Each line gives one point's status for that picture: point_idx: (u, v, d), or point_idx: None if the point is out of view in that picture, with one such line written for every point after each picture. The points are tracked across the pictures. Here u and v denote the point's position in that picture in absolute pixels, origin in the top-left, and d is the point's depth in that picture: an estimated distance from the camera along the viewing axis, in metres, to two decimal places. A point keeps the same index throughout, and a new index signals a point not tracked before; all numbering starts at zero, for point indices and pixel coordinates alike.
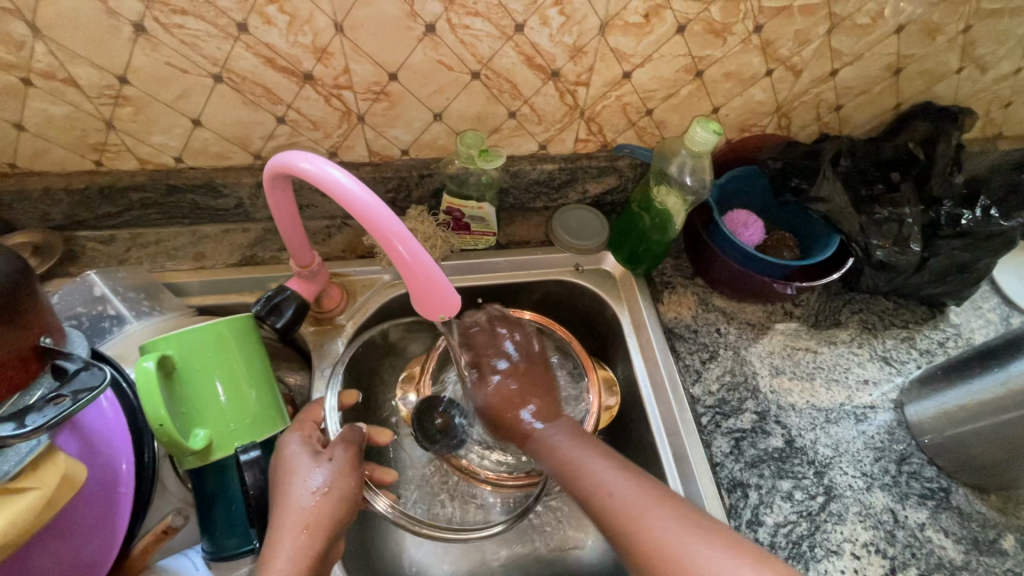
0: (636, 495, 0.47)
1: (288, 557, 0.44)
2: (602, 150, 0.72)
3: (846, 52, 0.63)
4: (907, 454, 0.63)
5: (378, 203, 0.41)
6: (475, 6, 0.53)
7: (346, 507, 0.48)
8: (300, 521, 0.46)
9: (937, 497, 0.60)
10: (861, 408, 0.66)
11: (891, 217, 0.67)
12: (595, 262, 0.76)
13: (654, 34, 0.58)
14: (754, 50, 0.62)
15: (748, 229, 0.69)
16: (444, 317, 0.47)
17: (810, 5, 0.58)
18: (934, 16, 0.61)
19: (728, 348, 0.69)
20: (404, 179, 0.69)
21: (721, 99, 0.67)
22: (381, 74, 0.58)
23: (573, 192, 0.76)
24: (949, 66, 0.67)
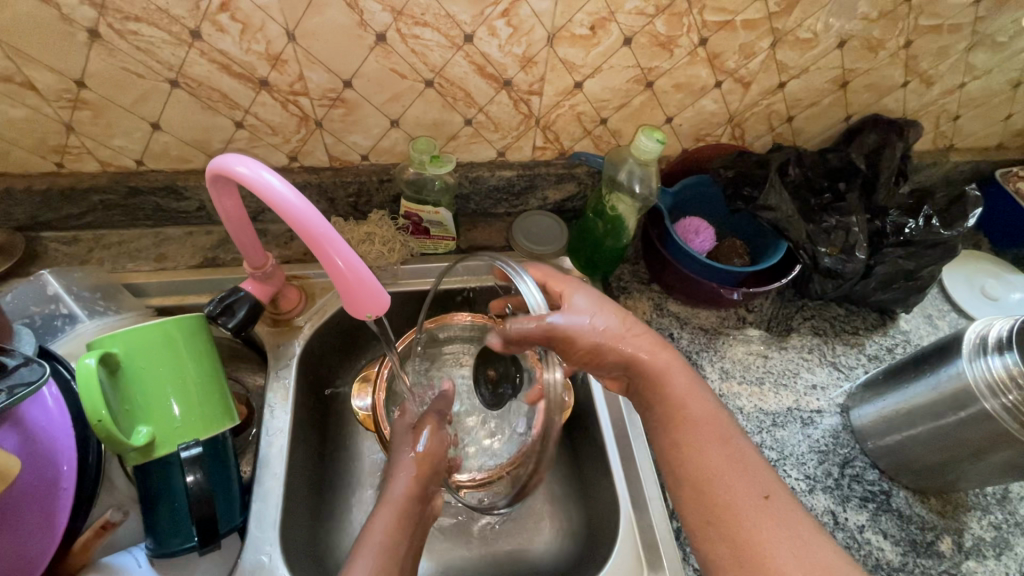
0: (749, 482, 0.46)
1: (381, 526, 0.50)
2: (560, 157, 0.73)
3: (791, 65, 0.65)
4: (851, 457, 0.64)
5: (306, 207, 0.43)
6: (423, 16, 0.55)
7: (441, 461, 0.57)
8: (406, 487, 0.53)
9: (878, 500, 0.62)
10: (808, 412, 0.67)
11: (840, 225, 0.70)
12: (553, 267, 0.76)
13: (602, 46, 0.60)
14: (702, 62, 0.63)
15: (699, 236, 0.70)
16: (375, 317, 0.49)
17: (752, 20, 0.60)
18: (874, 32, 0.63)
19: (681, 353, 0.70)
20: (364, 184, 0.71)
21: (674, 109, 0.68)
22: (336, 81, 0.59)
23: (533, 199, 0.78)
24: (894, 80, 0.69)
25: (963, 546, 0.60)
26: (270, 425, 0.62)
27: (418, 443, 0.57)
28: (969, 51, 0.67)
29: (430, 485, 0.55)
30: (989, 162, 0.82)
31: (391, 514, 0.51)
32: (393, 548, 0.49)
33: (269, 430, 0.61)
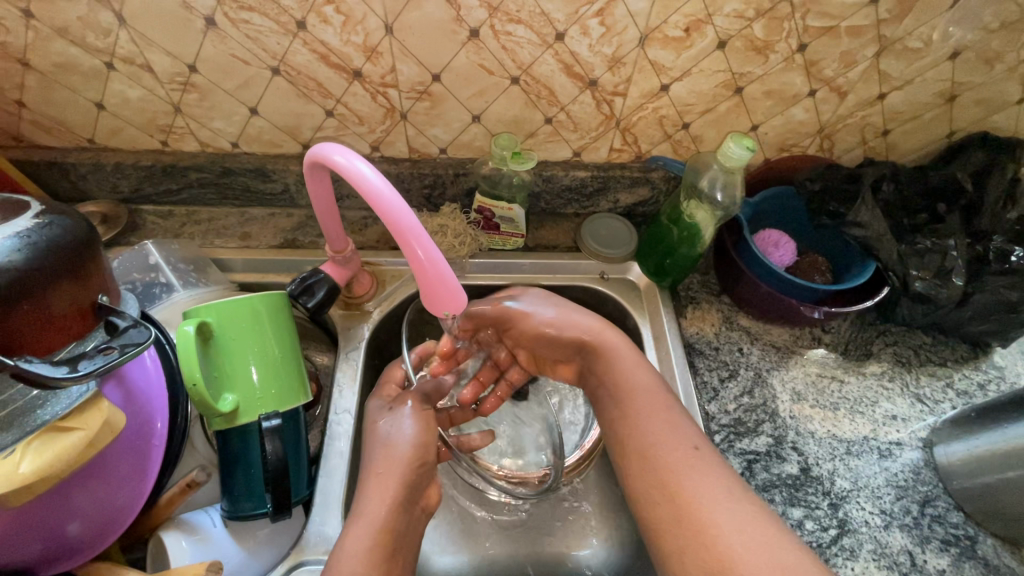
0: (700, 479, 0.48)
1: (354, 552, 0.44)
2: (635, 161, 0.72)
3: (895, 76, 0.62)
4: (932, 497, 0.60)
5: (397, 199, 0.43)
6: (518, 13, 0.55)
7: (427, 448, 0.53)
8: (383, 499, 0.48)
9: (962, 545, 0.57)
10: (885, 444, 0.63)
11: (935, 248, 0.65)
12: (621, 271, 0.76)
13: (694, 48, 0.59)
14: (797, 69, 0.61)
15: (778, 249, 0.67)
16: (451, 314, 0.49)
17: (857, 26, 0.57)
18: (992, 43, 0.59)
19: (750, 369, 0.68)
20: (439, 176, 0.72)
21: (761, 117, 0.66)
22: (425, 74, 0.61)
23: (604, 202, 0.77)
24: (1009, 96, 0.64)
25: None
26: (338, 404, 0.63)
27: (407, 429, 0.53)
28: None
29: (418, 482, 0.51)
30: None
31: (373, 528, 0.46)
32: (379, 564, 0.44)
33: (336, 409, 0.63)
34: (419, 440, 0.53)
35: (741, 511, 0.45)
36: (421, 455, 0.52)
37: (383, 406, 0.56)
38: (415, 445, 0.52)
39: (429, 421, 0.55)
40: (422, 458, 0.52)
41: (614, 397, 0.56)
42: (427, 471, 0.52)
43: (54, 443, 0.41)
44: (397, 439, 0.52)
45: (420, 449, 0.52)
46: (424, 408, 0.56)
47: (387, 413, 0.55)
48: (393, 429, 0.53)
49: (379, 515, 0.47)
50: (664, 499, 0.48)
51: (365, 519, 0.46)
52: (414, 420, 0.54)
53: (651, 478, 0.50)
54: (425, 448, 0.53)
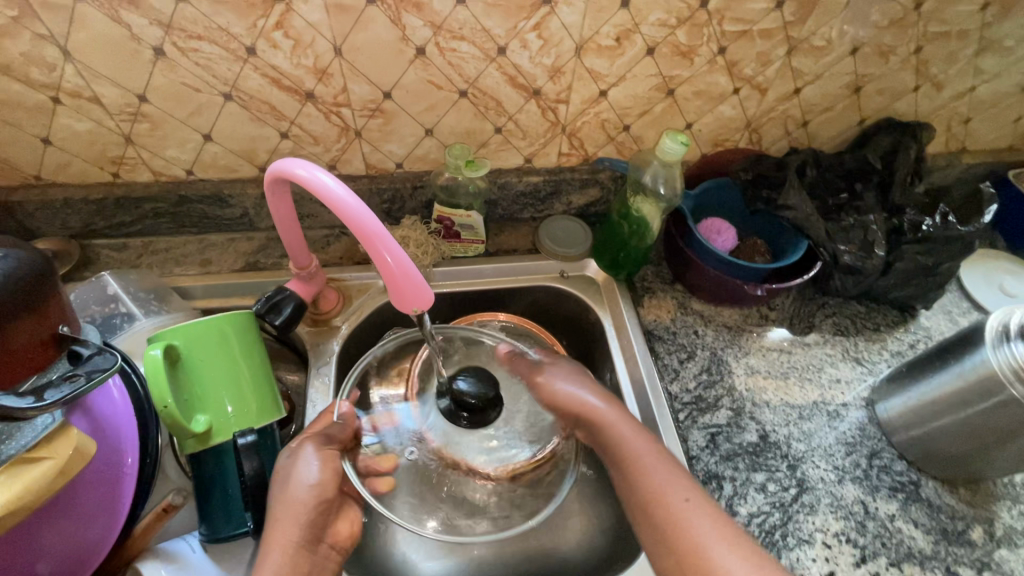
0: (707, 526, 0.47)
1: None
2: (584, 164, 0.77)
3: (806, 71, 0.69)
4: (878, 449, 0.65)
5: (359, 204, 0.44)
6: (460, 31, 0.58)
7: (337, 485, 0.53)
8: (285, 539, 0.49)
9: (907, 490, 0.62)
10: (833, 406, 0.68)
11: (857, 224, 0.72)
12: (579, 269, 0.80)
13: (626, 55, 0.64)
14: (720, 70, 0.67)
15: (721, 235, 0.72)
16: (418, 310, 0.50)
17: (768, 29, 0.63)
18: (884, 39, 0.66)
19: (706, 350, 0.72)
20: (398, 190, 0.74)
21: (694, 115, 0.72)
22: (376, 92, 0.63)
23: (558, 204, 0.81)
24: (906, 85, 0.72)
25: (995, 535, 0.60)
26: (312, 420, 0.64)
27: (311, 473, 0.52)
28: (977, 56, 0.71)
29: (322, 520, 0.52)
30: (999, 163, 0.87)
31: (280, 563, 0.48)
32: None
33: (312, 425, 0.64)
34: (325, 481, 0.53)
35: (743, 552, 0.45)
36: (321, 498, 0.52)
37: (291, 447, 0.54)
38: (322, 485, 0.52)
39: (335, 463, 0.54)
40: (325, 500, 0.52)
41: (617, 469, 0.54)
42: (329, 509, 0.53)
43: (22, 474, 0.40)
44: (296, 481, 0.52)
45: (325, 488, 0.52)
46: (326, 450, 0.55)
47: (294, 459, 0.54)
48: (294, 473, 0.52)
49: (288, 548, 0.48)
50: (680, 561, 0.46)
51: (275, 553, 0.48)
52: (318, 462, 0.53)
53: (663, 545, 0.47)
54: (327, 496, 0.52)
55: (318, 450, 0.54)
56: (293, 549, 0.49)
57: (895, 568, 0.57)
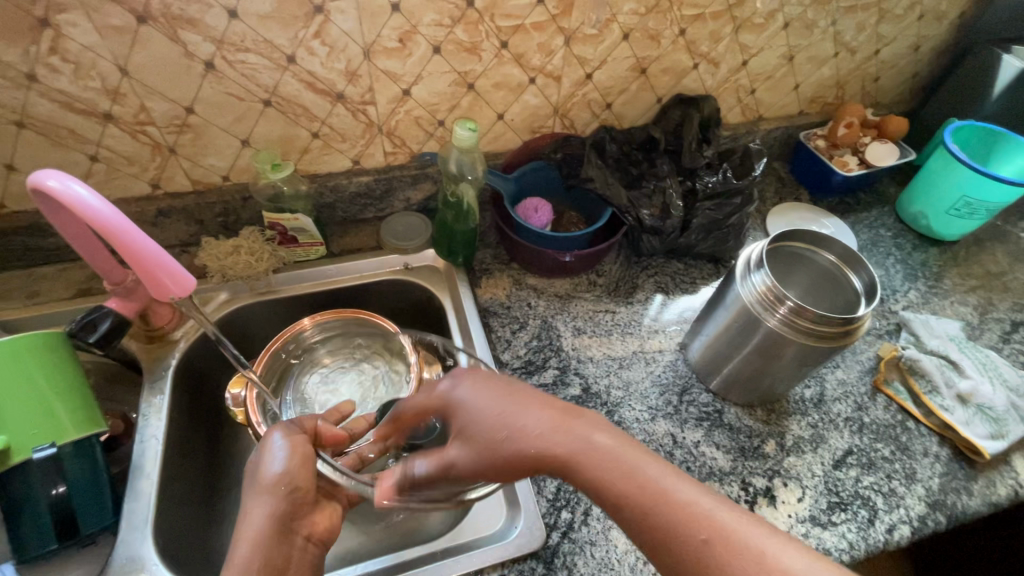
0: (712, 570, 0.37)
1: None
2: (412, 160, 0.82)
3: (590, 58, 0.77)
4: (688, 386, 0.72)
5: (108, 210, 0.47)
6: (243, 43, 0.62)
7: (309, 469, 0.50)
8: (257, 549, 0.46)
9: (712, 418, 0.69)
10: (650, 353, 0.75)
11: (655, 190, 0.80)
12: (420, 259, 0.84)
13: (415, 55, 0.69)
14: (510, 63, 0.74)
15: (536, 213, 0.79)
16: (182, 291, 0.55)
17: (540, 22, 0.70)
18: (649, 24, 0.75)
19: (538, 318, 0.78)
20: (229, 203, 0.77)
21: (501, 106, 0.79)
22: (177, 108, 0.66)
23: (397, 201, 0.86)
24: (684, 64, 0.82)
25: (785, 445, 0.68)
26: (145, 430, 0.64)
27: (279, 460, 0.50)
28: (737, 33, 0.81)
29: (294, 510, 0.49)
30: (792, 127, 0.99)
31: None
32: None
33: (144, 434, 0.64)
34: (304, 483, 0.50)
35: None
36: (290, 487, 0.49)
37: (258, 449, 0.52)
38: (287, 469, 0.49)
39: (300, 453, 0.51)
40: (293, 491, 0.49)
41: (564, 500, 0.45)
42: (304, 500, 0.50)
43: None
44: (275, 471, 0.49)
45: (286, 484, 0.49)
46: (293, 436, 0.52)
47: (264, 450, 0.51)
48: (261, 467, 0.50)
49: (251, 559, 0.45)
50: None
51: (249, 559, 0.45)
52: (284, 452, 0.50)
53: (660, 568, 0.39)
54: (296, 488, 0.49)
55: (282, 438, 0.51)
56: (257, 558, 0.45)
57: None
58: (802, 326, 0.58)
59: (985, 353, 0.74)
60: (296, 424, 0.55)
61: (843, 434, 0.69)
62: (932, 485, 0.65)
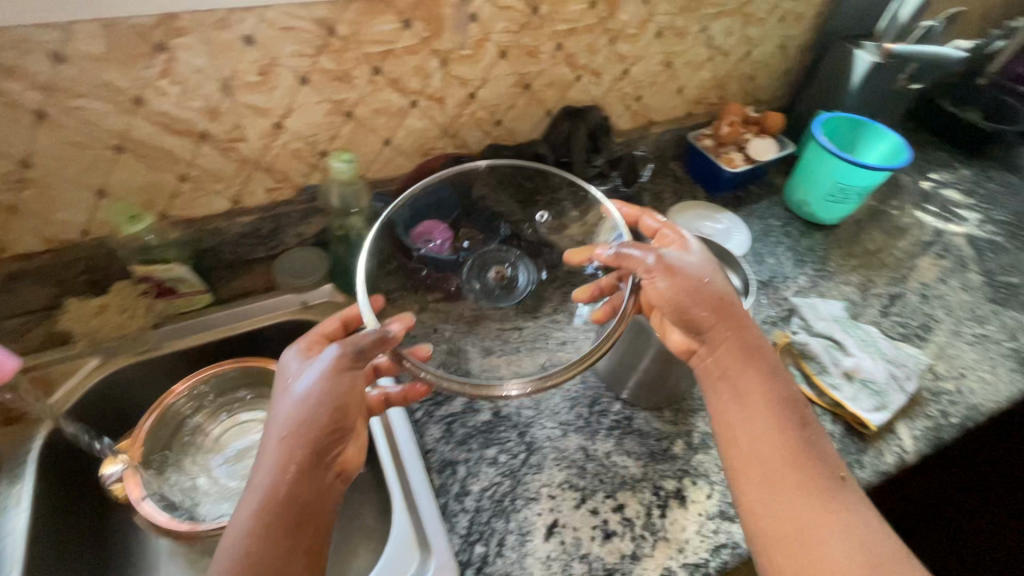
0: (810, 512, 0.52)
1: (233, 535, 0.47)
2: (299, 194, 0.78)
3: (470, 77, 0.76)
4: (598, 396, 0.73)
5: None
6: (77, 88, 0.57)
7: (322, 411, 0.52)
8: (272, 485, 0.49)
9: (622, 425, 0.70)
10: (558, 367, 0.75)
11: (553, 203, 0.81)
12: (320, 295, 0.81)
13: (281, 87, 0.66)
14: (386, 87, 0.72)
15: (436, 237, 0.78)
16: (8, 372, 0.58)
17: (411, 46, 0.69)
18: (525, 41, 0.76)
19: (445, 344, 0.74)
20: (90, 260, 0.70)
21: (386, 131, 0.77)
22: (9, 163, 0.59)
23: (290, 237, 0.82)
24: (566, 76, 0.84)
25: (693, 443, 0.69)
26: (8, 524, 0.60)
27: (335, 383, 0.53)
28: (613, 44, 0.83)
29: (324, 445, 0.52)
30: (680, 128, 1.04)
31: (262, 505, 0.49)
32: (257, 537, 0.48)
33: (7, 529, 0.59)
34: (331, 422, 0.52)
35: (840, 527, 0.51)
36: (326, 406, 0.52)
37: (296, 359, 0.58)
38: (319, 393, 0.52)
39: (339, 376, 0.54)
40: (314, 416, 0.52)
41: (729, 394, 0.58)
42: (320, 441, 0.51)
43: None
44: (329, 394, 0.53)
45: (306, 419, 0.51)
46: (340, 358, 0.54)
47: (301, 370, 0.56)
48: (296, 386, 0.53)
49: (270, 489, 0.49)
50: (781, 533, 0.51)
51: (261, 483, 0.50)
52: (321, 376, 0.53)
53: (759, 481, 0.54)
54: (318, 420, 0.52)
55: (340, 358, 0.54)
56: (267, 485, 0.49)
57: (613, 501, 0.63)
58: (681, 323, 0.60)
59: (864, 329, 0.81)
60: (358, 351, 0.55)
61: None
62: None
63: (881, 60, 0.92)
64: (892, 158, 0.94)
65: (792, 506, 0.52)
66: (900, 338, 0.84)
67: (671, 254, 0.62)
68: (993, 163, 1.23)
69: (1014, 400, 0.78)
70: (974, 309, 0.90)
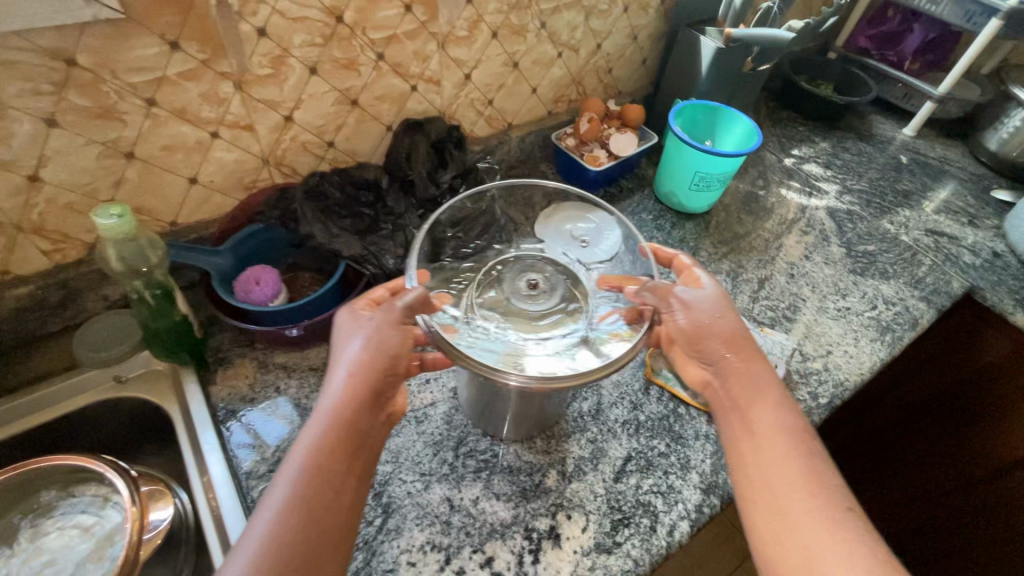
0: (815, 531, 0.47)
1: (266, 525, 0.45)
2: (91, 252, 0.66)
3: (279, 99, 0.67)
4: (464, 436, 0.68)
5: None
6: None
7: (387, 355, 0.55)
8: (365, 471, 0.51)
9: (490, 465, 0.65)
10: (419, 411, 0.69)
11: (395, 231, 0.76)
12: (137, 367, 0.71)
13: (21, 136, 0.54)
14: (172, 120, 0.62)
15: (258, 286, 0.68)
16: None
17: (189, 71, 0.59)
18: (336, 54, 0.68)
19: (287, 403, 0.68)
20: None
21: (188, 169, 0.66)
22: None
23: (90, 300, 0.70)
24: (399, 87, 0.76)
25: (566, 472, 0.65)
26: None
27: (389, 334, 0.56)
28: (445, 49, 0.76)
29: (384, 388, 0.55)
30: (541, 129, 0.99)
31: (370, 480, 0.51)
32: (297, 527, 0.45)
33: None
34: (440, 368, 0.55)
35: (836, 543, 0.46)
36: (372, 360, 0.54)
37: (347, 316, 0.59)
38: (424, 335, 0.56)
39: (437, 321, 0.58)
40: (383, 361, 0.55)
41: (739, 425, 0.56)
42: (393, 380, 0.56)
43: None
44: (368, 353, 0.55)
45: (355, 393, 0.53)
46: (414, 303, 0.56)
47: (355, 321, 0.58)
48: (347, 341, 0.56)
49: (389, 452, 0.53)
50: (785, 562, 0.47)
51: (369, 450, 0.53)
52: (360, 340, 0.56)
53: (763, 505, 0.50)
54: (385, 346, 0.55)
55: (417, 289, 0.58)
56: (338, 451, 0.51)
57: (484, 555, 0.58)
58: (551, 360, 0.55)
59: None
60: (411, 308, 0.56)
61: (622, 441, 0.69)
62: (705, 468, 0.67)
63: (723, 45, 0.92)
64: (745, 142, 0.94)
65: (784, 535, 0.48)
66: (769, 321, 0.85)
67: (685, 292, 0.62)
68: (849, 131, 1.28)
69: (875, 370, 0.80)
70: (838, 282, 0.93)
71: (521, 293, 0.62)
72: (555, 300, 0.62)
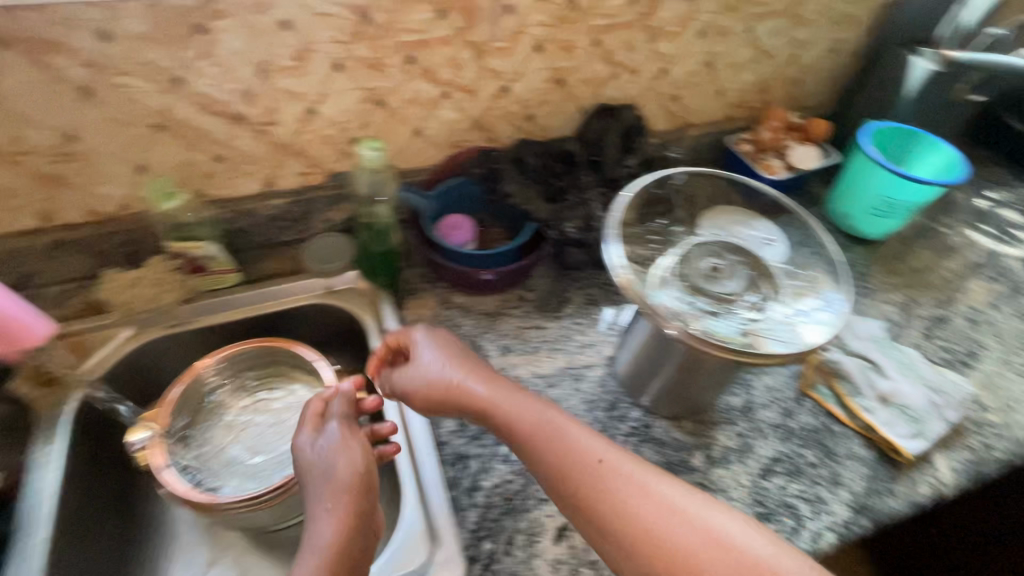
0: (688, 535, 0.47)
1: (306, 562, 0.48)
2: (328, 180, 0.79)
3: (504, 70, 0.76)
4: (616, 401, 0.71)
5: None
6: (121, 66, 0.58)
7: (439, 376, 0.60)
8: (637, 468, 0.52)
9: (641, 433, 0.68)
10: (578, 368, 0.74)
11: (579, 202, 0.78)
12: (344, 281, 0.82)
13: (315, 74, 0.66)
14: (419, 78, 0.72)
15: (458, 231, 0.77)
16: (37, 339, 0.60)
17: (446, 36, 0.69)
18: (559, 35, 0.74)
19: (465, 338, 0.76)
20: (135, 232, 0.74)
21: (417, 121, 0.77)
22: (58, 137, 0.62)
23: (318, 222, 0.83)
24: (602, 73, 0.82)
25: (712, 457, 0.67)
26: (36, 485, 0.61)
27: (342, 458, 0.55)
28: (653, 43, 0.81)
29: (365, 504, 0.53)
30: (719, 132, 1.00)
31: (618, 473, 0.51)
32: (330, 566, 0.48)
33: (33, 489, 0.60)
34: (512, 400, 0.57)
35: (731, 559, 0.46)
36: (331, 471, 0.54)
37: (305, 433, 0.58)
38: (439, 365, 0.61)
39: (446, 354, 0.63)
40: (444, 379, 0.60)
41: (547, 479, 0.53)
42: (360, 492, 0.53)
43: None
44: (334, 471, 0.54)
45: (363, 480, 0.54)
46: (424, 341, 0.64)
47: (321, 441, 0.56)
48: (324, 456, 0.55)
49: (584, 452, 0.53)
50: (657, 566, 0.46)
51: (533, 434, 0.55)
52: (433, 351, 0.62)
53: (632, 482, 0.51)
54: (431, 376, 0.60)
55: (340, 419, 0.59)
56: (569, 488, 0.51)
57: None
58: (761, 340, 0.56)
59: (903, 352, 0.77)
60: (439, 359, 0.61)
61: (770, 442, 0.69)
62: (857, 488, 0.66)
63: (936, 65, 0.88)
64: (946, 173, 0.89)
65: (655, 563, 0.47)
66: (942, 363, 0.79)
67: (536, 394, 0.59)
68: None
69: None
70: None
71: (704, 274, 0.65)
72: (737, 281, 0.67)
